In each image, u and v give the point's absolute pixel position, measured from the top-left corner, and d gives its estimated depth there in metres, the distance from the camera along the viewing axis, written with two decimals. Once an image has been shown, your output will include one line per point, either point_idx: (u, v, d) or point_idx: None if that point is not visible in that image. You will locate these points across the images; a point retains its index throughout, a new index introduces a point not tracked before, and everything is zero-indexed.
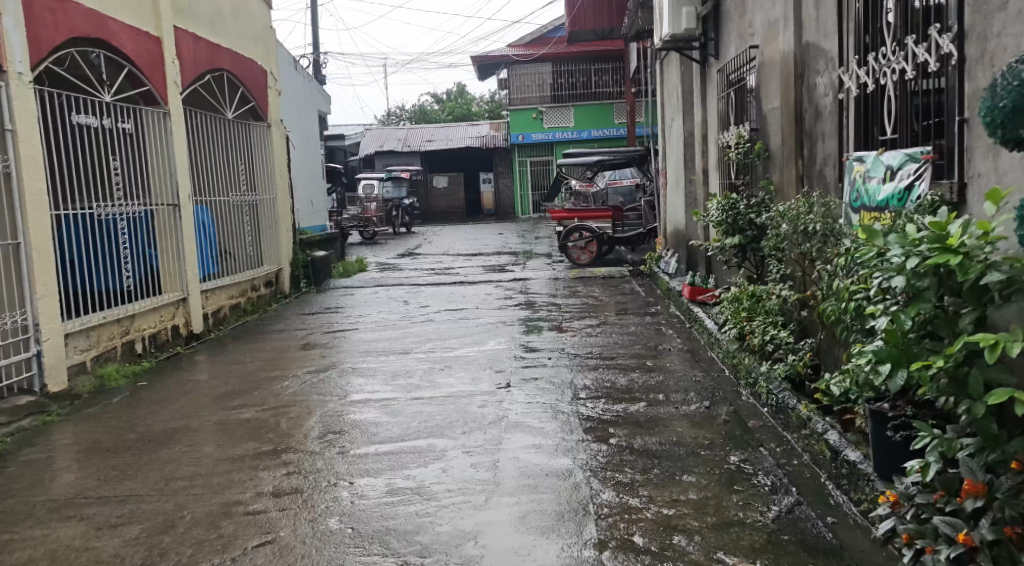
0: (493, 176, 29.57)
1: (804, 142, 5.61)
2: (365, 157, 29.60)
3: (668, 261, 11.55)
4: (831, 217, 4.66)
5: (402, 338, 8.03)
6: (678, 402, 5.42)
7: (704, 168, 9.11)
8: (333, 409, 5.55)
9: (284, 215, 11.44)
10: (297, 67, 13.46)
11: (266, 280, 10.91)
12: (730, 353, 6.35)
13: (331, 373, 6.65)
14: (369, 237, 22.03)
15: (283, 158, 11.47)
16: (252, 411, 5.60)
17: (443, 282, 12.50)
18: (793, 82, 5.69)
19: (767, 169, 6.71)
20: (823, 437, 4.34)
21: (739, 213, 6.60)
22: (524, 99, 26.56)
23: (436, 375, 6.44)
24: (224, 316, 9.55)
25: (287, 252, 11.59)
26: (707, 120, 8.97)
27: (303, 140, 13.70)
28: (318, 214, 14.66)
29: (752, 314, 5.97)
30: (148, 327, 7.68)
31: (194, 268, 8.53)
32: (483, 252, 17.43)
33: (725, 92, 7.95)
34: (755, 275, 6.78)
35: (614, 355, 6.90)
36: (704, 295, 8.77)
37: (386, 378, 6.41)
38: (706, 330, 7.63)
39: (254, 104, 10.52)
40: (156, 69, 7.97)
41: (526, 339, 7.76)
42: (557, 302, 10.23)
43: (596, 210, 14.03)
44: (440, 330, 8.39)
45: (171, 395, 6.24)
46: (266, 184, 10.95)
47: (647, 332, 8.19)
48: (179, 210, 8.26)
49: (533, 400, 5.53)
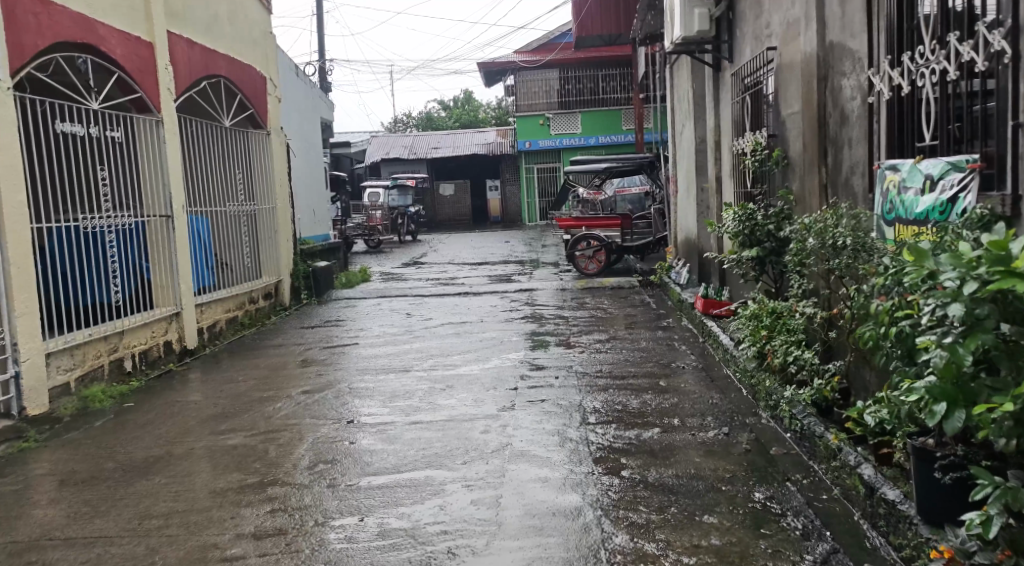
0: (499, 183, 29.37)
1: (828, 149, 5.26)
2: (371, 164, 29.32)
3: (680, 271, 11.21)
4: (862, 231, 4.31)
5: (403, 354, 7.69)
6: (695, 427, 5.06)
7: (717, 176, 8.76)
8: (326, 435, 5.20)
9: (284, 224, 11.13)
10: (298, 73, 13.14)
11: (265, 291, 10.58)
12: (748, 372, 6.00)
13: (327, 393, 6.31)
14: (374, 245, 21.75)
15: (283, 166, 11.15)
16: (240, 436, 5.24)
17: (447, 293, 12.16)
18: (816, 86, 5.34)
19: (786, 178, 6.36)
20: (857, 471, 4.03)
21: (756, 223, 6.27)
22: (531, 105, 26.29)
23: (436, 396, 6.09)
24: (221, 331, 9.20)
25: (287, 263, 11.26)
26: (720, 126, 8.62)
27: (304, 148, 13.38)
28: (320, 223, 14.31)
29: (773, 332, 5.53)
30: (139, 343, 7.34)
31: (188, 281, 8.18)
32: (489, 261, 17.11)
33: (740, 97, 7.60)
34: (773, 288, 6.45)
35: (625, 374, 6.54)
36: (719, 308, 8.37)
37: (384, 399, 6.07)
38: (722, 345, 7.27)
39: (252, 111, 10.21)
40: (149, 75, 7.66)
41: (532, 356, 7.41)
42: (565, 314, 9.87)
43: (605, 219, 13.57)
44: (443, 345, 8.05)
45: (157, 416, 5.91)
46: (265, 193, 10.63)
47: (659, 347, 7.83)
48: (172, 220, 7.92)
49: (539, 425, 5.18)
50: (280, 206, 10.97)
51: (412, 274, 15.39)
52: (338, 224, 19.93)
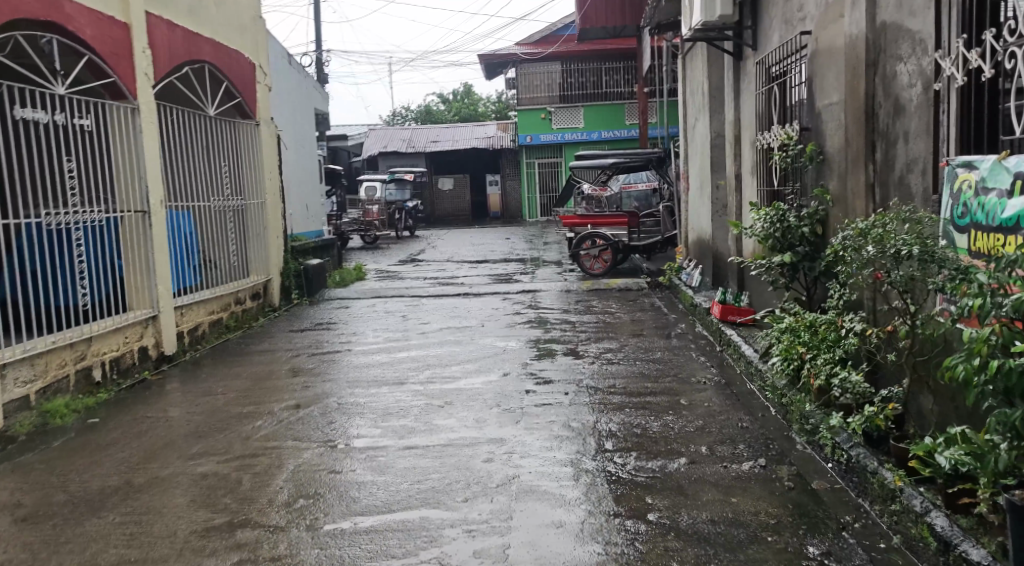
0: (500, 178, 28.73)
1: (877, 144, 4.68)
2: (368, 158, 28.62)
3: (691, 272, 10.65)
4: (927, 237, 3.72)
5: (398, 364, 7.11)
6: (726, 458, 4.46)
7: (737, 173, 8.17)
8: (309, 462, 4.61)
9: (273, 220, 10.50)
10: (291, 61, 12.50)
11: (253, 292, 9.97)
12: (783, 392, 5.41)
13: (313, 409, 5.71)
14: (371, 241, 21.14)
15: (273, 159, 10.54)
16: (212, 463, 4.64)
17: (446, 294, 11.57)
18: (863, 72, 4.75)
19: (821, 177, 5.76)
20: (925, 519, 3.46)
21: (788, 225, 5.74)
22: (532, 98, 25.66)
23: (434, 414, 5.50)
24: (204, 334, 8.61)
25: (277, 261, 10.66)
26: (741, 119, 8.04)
27: (297, 140, 12.75)
28: (312, 219, 13.68)
29: (808, 347, 4.94)
30: (109, 350, 6.74)
31: (167, 282, 7.60)
32: (490, 259, 16.51)
33: (765, 87, 7.00)
34: (805, 298, 5.88)
35: (641, 390, 5.95)
36: (738, 315, 7.86)
37: (377, 417, 5.48)
38: (746, 356, 6.68)
39: (239, 101, 9.57)
40: (125, 58, 7.06)
41: (537, 367, 6.84)
42: (571, 319, 9.27)
43: (609, 217, 13.05)
44: (442, 353, 7.46)
45: (123, 436, 5.30)
46: (254, 187, 10.02)
47: (675, 357, 7.25)
48: (149, 216, 7.35)
49: (549, 454, 4.59)
50: (269, 200, 10.35)
51: (410, 273, 14.77)
52: (333, 219, 19.28)
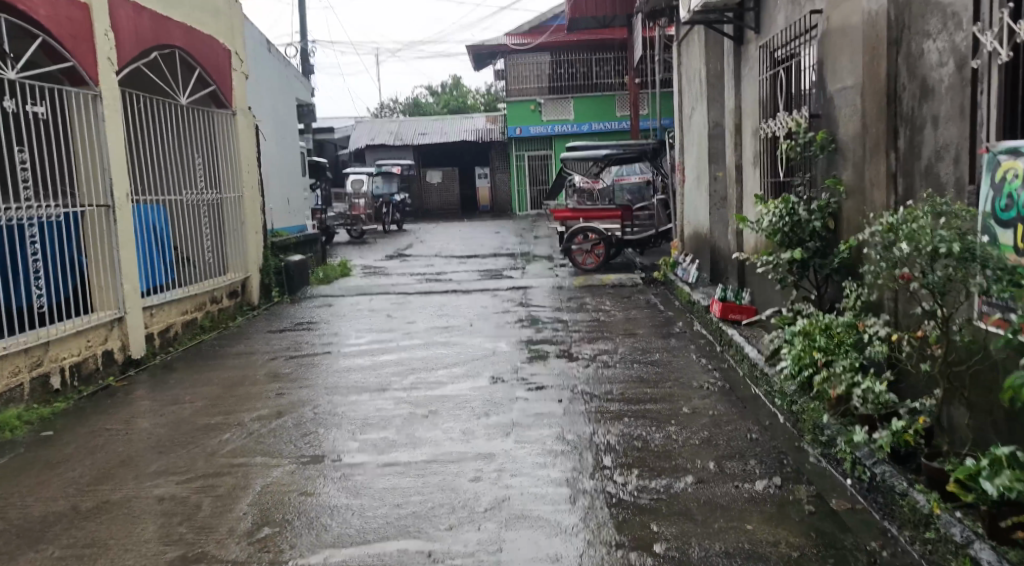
0: (489, 171, 28.31)
1: (900, 130, 4.27)
2: (355, 150, 28.09)
3: (688, 267, 10.27)
4: (965, 231, 3.33)
5: (380, 368, 6.67)
6: (737, 476, 4.06)
7: (737, 165, 7.76)
8: (279, 482, 4.19)
9: (251, 214, 10.03)
10: (270, 49, 12.03)
11: (230, 290, 9.51)
12: (794, 399, 5.02)
13: (286, 420, 5.27)
14: (357, 235, 20.68)
15: (252, 151, 10.08)
16: (171, 484, 4.21)
17: (433, 291, 11.14)
18: (884, 52, 4.34)
19: (833, 167, 5.35)
20: (967, 552, 3.08)
21: (799, 220, 5.33)
22: (521, 90, 25.19)
23: (417, 426, 5.07)
24: (177, 336, 8.16)
25: (256, 258, 10.20)
26: (742, 107, 7.64)
27: (276, 131, 12.27)
28: (295, 213, 13.21)
29: (823, 352, 4.53)
30: (69, 356, 6.33)
31: (134, 281, 7.16)
32: (479, 254, 16.08)
33: (769, 72, 6.60)
34: (815, 298, 5.48)
35: (641, 397, 5.54)
36: (737, 313, 7.45)
37: (355, 429, 5.04)
38: (749, 358, 6.27)
39: (214, 89, 9.10)
40: (85, 42, 6.61)
41: (528, 371, 6.42)
42: (563, 317, 8.86)
43: (603, 210, 12.79)
44: (427, 356, 7.03)
45: (77, 452, 4.85)
46: (230, 180, 9.56)
47: (674, 359, 6.85)
48: (113, 211, 6.91)
49: (542, 472, 4.19)
50: (247, 194, 9.89)
51: (396, 269, 14.32)
52: (318, 213, 18.81)
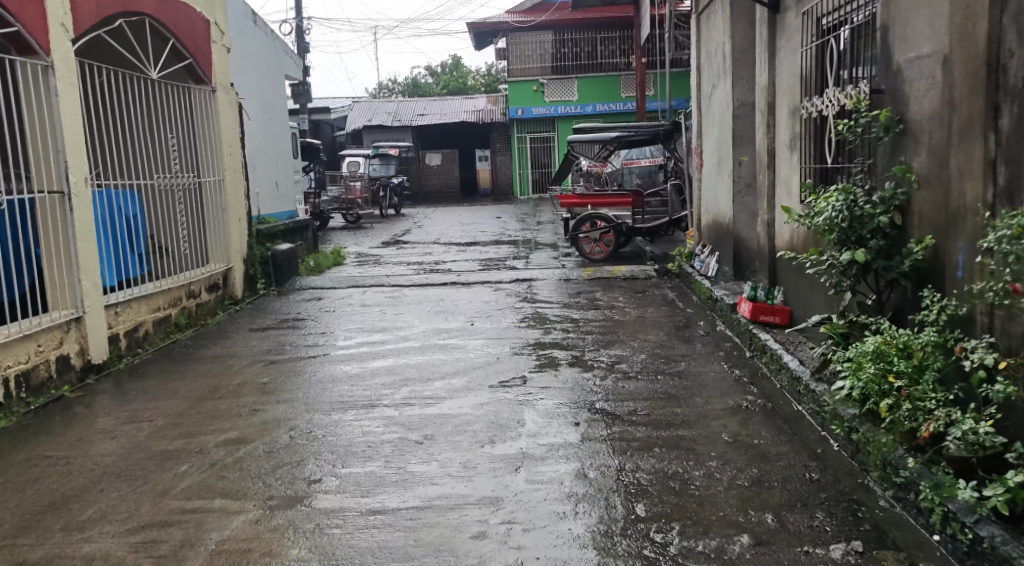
0: (490, 153, 27.46)
1: (1003, 107, 3.49)
2: (351, 131, 27.18)
3: (705, 259, 9.52)
4: None
5: (370, 377, 5.89)
6: (804, 540, 3.31)
7: (770, 149, 6.95)
8: (239, 537, 3.45)
9: (234, 200, 9.22)
10: (257, 22, 11.21)
11: (210, 283, 8.70)
12: (853, 426, 4.26)
13: (256, 446, 4.49)
14: (353, 220, 19.84)
15: (234, 130, 9.25)
16: (107, 539, 3.47)
17: (431, 284, 10.36)
18: (983, 11, 3.54)
19: (899, 152, 4.55)
20: None
21: (861, 214, 4.54)
22: (524, 69, 24.28)
23: (409, 456, 4.29)
24: (149, 336, 7.33)
25: (239, 247, 9.39)
26: (777, 83, 6.83)
27: (263, 109, 11.41)
28: (285, 199, 12.38)
29: (902, 377, 3.76)
30: (14, 364, 5.54)
31: (95, 277, 6.39)
32: (480, 241, 15.25)
33: (817, 43, 5.78)
34: (875, 305, 4.72)
35: (671, 419, 4.77)
36: (769, 315, 6.68)
37: (336, 460, 4.27)
38: (789, 369, 5.49)
39: (191, 62, 8.29)
40: (32, 4, 5.78)
41: (538, 383, 5.64)
42: (573, 315, 8.09)
43: (612, 197, 11.97)
44: (422, 363, 6.24)
45: (4, 488, 4.08)
46: (211, 163, 8.74)
47: (700, 366, 6.06)
48: (69, 198, 6.13)
49: (561, 528, 3.43)
50: (230, 178, 9.06)
51: (392, 257, 13.49)
52: (311, 197, 17.99)
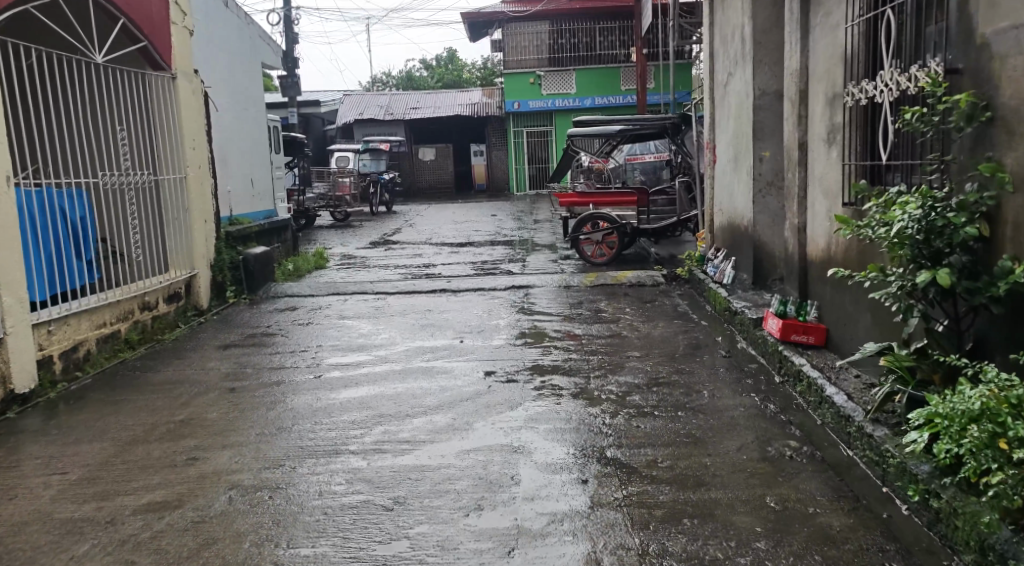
0: (485, 148, 26.57)
1: None
2: (342, 125, 26.19)
3: (719, 263, 8.66)
4: None
5: (337, 412, 5.00)
6: None
7: (801, 143, 6.07)
8: None
9: (199, 199, 8.28)
10: (228, 4, 10.38)
11: (168, 293, 7.76)
12: (927, 486, 3.38)
13: (186, 512, 3.61)
14: (341, 218, 18.96)
15: (199, 121, 8.33)
16: None
17: (419, 291, 9.46)
18: None
19: (986, 146, 3.67)
20: None
21: (940, 224, 3.62)
22: (519, 61, 23.33)
23: (372, 531, 3.40)
24: (91, 356, 6.42)
25: (205, 251, 8.47)
26: (810, 67, 5.94)
27: (234, 99, 10.48)
28: (262, 197, 11.39)
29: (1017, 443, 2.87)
30: None
31: (20, 292, 5.48)
32: (473, 241, 14.35)
33: (869, 17, 4.89)
34: (951, 332, 3.83)
35: (700, 473, 3.88)
36: (802, 334, 5.77)
37: (280, 536, 3.38)
38: (833, 405, 4.57)
39: (145, 44, 7.45)
40: None
41: (535, 419, 4.75)
42: (575, 329, 7.21)
43: (616, 194, 11.02)
44: (401, 393, 5.35)
45: None
46: (169, 158, 7.81)
47: (726, 397, 5.16)
48: None
49: None
50: (193, 174, 8.13)
51: (379, 259, 12.57)
52: (296, 194, 17.07)
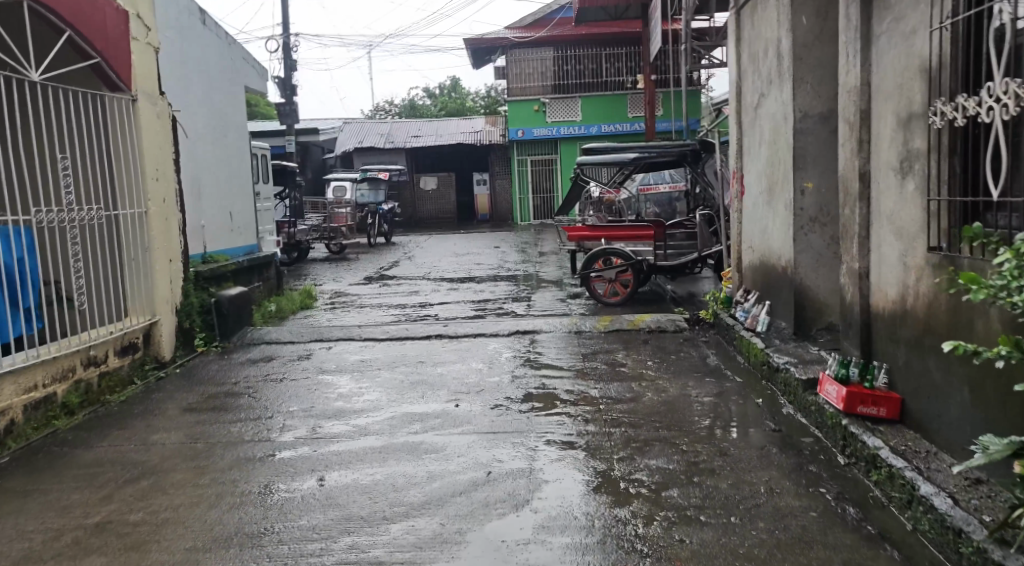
0: (488, 176, 25.64)
1: None
2: (341, 154, 25.29)
3: (749, 306, 7.61)
4: None
5: (298, 512, 3.96)
6: None
7: (862, 173, 5.05)
8: None
9: (164, 237, 7.25)
10: (206, 21, 9.45)
11: (122, 346, 6.68)
12: None
13: None
14: (336, 250, 17.95)
15: (164, 148, 7.33)
16: None
17: (413, 338, 8.42)
18: None
19: None
20: None
21: None
22: (523, 89, 22.46)
23: None
24: (14, 426, 5.38)
25: (170, 295, 7.41)
26: (874, 83, 4.94)
27: (209, 124, 9.49)
28: (243, 231, 10.35)
29: None
30: None
31: None
32: (475, 277, 13.31)
33: (968, 18, 3.90)
34: None
35: None
36: (870, 406, 4.69)
37: None
38: (933, 512, 3.54)
39: (99, 62, 6.47)
40: None
41: (549, 526, 3.71)
42: (589, 389, 6.17)
43: (631, 228, 9.93)
44: (381, 483, 4.31)
45: None
46: (125, 190, 6.81)
47: (786, 490, 4.11)
48: None
49: None
50: (156, 209, 7.11)
51: (371, 298, 11.51)
52: (286, 225, 16.04)
